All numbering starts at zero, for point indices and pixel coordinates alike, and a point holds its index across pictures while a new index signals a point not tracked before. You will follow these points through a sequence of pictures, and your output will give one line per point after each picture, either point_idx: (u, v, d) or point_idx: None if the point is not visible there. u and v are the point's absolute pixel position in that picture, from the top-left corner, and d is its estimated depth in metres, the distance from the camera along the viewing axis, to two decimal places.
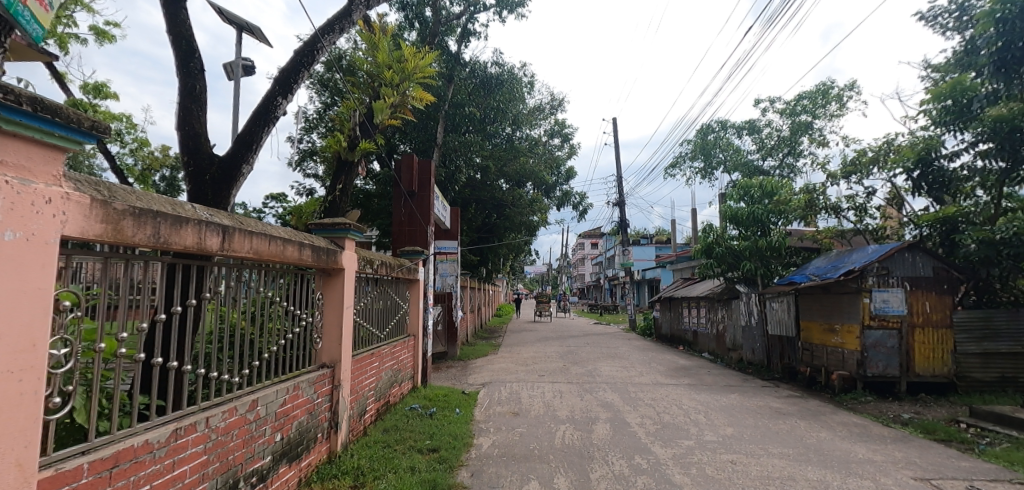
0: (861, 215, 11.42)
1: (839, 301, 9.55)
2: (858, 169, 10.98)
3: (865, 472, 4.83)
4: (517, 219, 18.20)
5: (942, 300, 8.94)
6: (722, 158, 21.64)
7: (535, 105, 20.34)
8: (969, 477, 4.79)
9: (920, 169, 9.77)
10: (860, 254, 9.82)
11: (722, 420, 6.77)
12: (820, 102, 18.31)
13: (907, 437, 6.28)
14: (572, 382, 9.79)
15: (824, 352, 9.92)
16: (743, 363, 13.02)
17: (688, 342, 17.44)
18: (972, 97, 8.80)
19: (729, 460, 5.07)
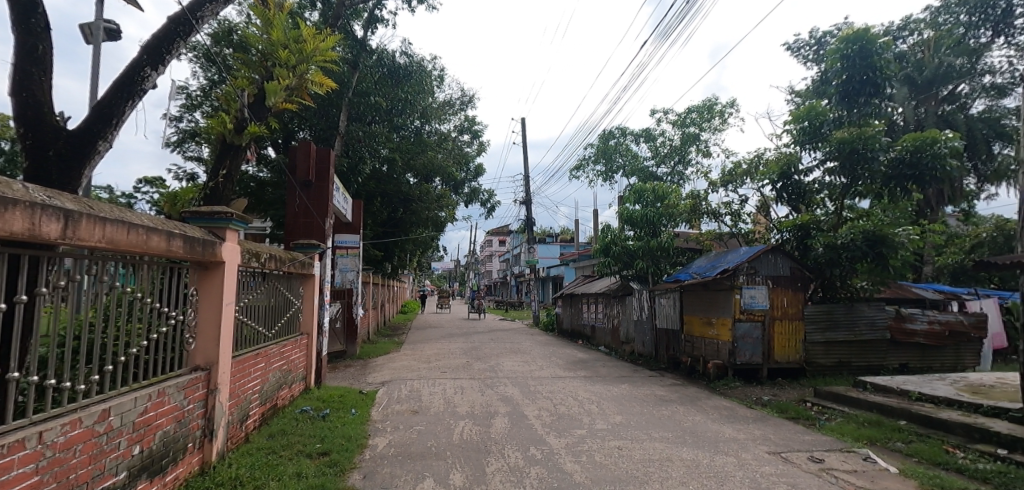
0: (736, 219, 12.76)
1: (716, 297, 10.59)
2: (733, 179, 12.26)
3: (729, 449, 5.41)
4: (424, 215, 17.87)
5: (797, 296, 10.26)
6: (621, 163, 22.92)
7: (444, 100, 20.17)
8: (811, 448, 5.55)
9: (782, 182, 11.15)
10: (734, 255, 10.97)
11: (612, 409, 7.21)
12: (706, 116, 20.15)
13: (765, 417, 7.14)
14: (475, 377, 9.86)
15: (702, 343, 10.96)
16: (634, 355, 14.02)
17: (586, 336, 18.38)
18: (823, 121, 10.42)
19: (616, 446, 5.41)
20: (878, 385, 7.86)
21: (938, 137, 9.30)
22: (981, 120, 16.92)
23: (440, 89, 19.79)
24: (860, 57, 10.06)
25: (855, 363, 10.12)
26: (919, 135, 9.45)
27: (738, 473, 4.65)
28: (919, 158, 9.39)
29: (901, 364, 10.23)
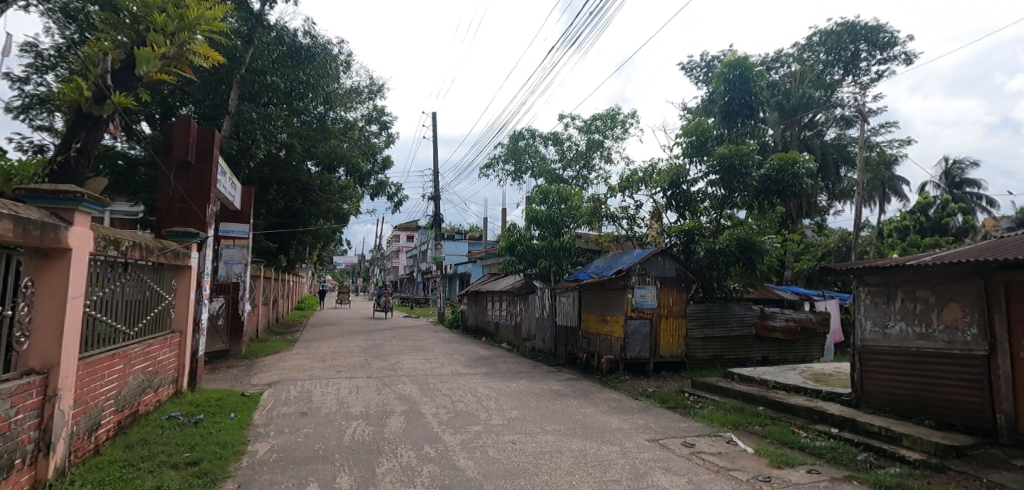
0: (632, 224, 13.61)
1: (610, 296, 11.22)
2: (630, 185, 13.06)
3: (615, 439, 5.75)
4: (325, 206, 16.93)
5: (681, 295, 11.16)
6: (530, 164, 23.43)
7: (351, 86, 19.27)
8: (685, 434, 6.08)
9: (671, 190, 12.11)
10: (628, 257, 11.71)
11: (509, 404, 7.36)
12: (609, 124, 21.26)
13: (648, 407, 7.71)
14: (372, 376, 9.53)
15: (597, 339, 11.57)
16: (535, 351, 14.44)
17: (490, 333, 18.59)
18: (707, 137, 11.40)
19: (510, 441, 5.51)
20: (743, 375, 8.82)
21: (797, 159, 10.55)
22: (833, 146, 19.67)
23: (347, 75, 18.87)
24: (739, 82, 11.29)
25: (727, 356, 11.29)
26: (782, 156, 10.65)
27: (621, 460, 4.96)
28: (783, 176, 10.66)
29: (763, 356, 11.60)
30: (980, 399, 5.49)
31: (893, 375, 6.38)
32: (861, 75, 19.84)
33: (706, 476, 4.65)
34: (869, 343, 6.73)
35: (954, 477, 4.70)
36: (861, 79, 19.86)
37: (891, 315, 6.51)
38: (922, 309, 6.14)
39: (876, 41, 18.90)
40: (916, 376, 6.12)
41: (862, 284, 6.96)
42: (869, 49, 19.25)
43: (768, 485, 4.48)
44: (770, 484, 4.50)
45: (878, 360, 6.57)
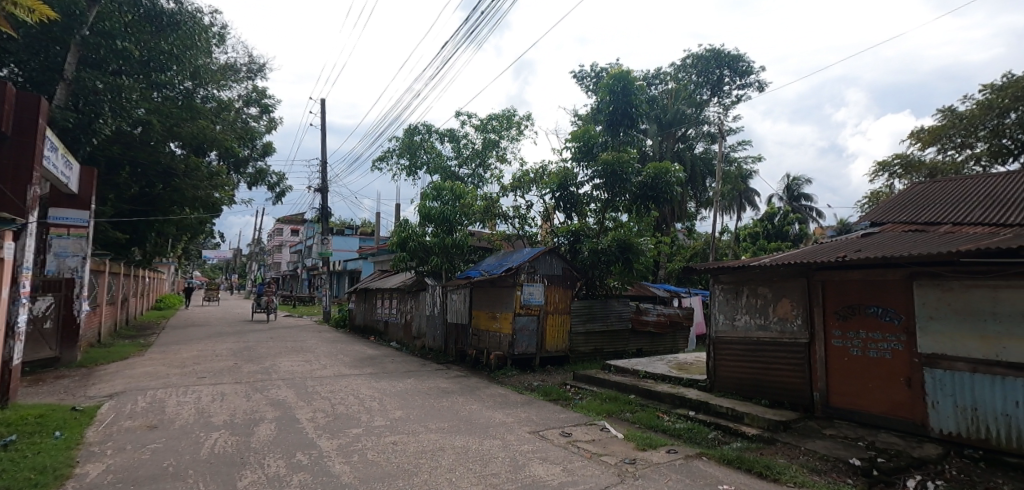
0: (523, 223, 13.99)
1: (500, 293, 11.41)
2: (522, 185, 13.40)
3: (497, 433, 5.87)
4: (190, 194, 14.89)
5: (566, 293, 11.73)
6: (425, 160, 23.02)
7: (226, 63, 17.44)
8: (563, 425, 6.40)
9: (559, 192, 12.66)
10: (518, 255, 12.00)
11: (393, 405, 7.16)
12: (505, 125, 21.63)
13: (531, 400, 7.98)
14: (242, 382, 8.71)
15: (486, 336, 11.73)
16: (425, 350, 14.24)
17: (379, 332, 17.97)
18: (594, 143, 12.08)
19: (391, 442, 5.36)
20: (618, 366, 9.49)
21: (669, 169, 11.55)
22: (700, 159, 21.93)
23: (220, 50, 17.02)
24: (622, 94, 12.30)
25: (606, 349, 12.08)
26: (657, 166, 11.56)
27: (502, 454, 5.07)
28: (657, 183, 11.66)
29: (638, 348, 12.60)
30: (802, 379, 6.50)
31: (738, 362, 7.28)
32: (724, 98, 22.42)
33: (580, 462, 4.93)
34: (721, 334, 7.61)
35: (781, 448, 5.50)
36: (724, 100, 22.42)
37: (739, 309, 7.41)
38: (762, 304, 7.09)
39: (735, 68, 21.48)
40: (756, 363, 7.05)
41: (716, 282, 7.81)
42: (731, 75, 21.84)
43: (632, 467, 4.87)
44: (635, 466, 4.89)
45: (727, 349, 7.46)
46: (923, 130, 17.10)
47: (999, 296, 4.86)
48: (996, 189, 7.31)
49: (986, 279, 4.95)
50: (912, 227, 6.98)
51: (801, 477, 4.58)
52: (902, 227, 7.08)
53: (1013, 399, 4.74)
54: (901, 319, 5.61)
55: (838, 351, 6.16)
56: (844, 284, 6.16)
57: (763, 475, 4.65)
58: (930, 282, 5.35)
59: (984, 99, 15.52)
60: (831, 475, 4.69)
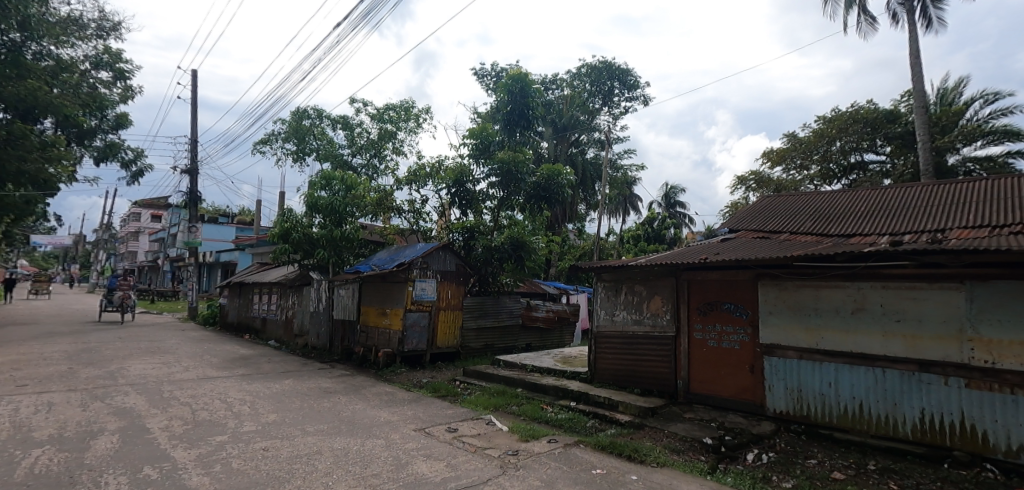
0: (418, 218, 13.72)
1: (391, 289, 11.08)
2: (417, 179, 13.14)
3: (381, 432, 5.70)
4: (13, 168, 12.27)
5: (459, 289, 11.72)
6: (314, 146, 21.59)
7: (69, 16, 14.88)
8: (450, 421, 6.40)
9: (455, 188, 12.61)
10: (411, 251, 11.73)
11: (266, 408, 6.63)
12: (402, 116, 21.02)
13: (419, 398, 7.87)
14: (77, 389, 7.49)
15: (375, 333, 11.33)
16: (307, 348, 13.39)
17: (255, 330, 16.53)
18: (490, 142, 12.20)
19: (261, 448, 4.96)
20: (507, 361, 9.72)
21: (561, 171, 12.07)
22: (591, 164, 23.17)
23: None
24: (519, 95, 12.58)
25: (497, 345, 12.32)
26: (550, 168, 12.07)
27: (384, 453, 4.94)
28: (550, 184, 12.12)
29: (527, 344, 13.01)
30: (669, 369, 7.17)
31: (616, 355, 7.83)
32: (614, 109, 23.97)
33: (464, 457, 4.96)
34: (602, 329, 8.12)
35: (649, 432, 6.02)
36: (614, 110, 24.01)
37: (618, 305, 7.96)
38: (637, 301, 7.69)
39: (625, 82, 23.58)
40: (631, 355, 7.64)
41: (599, 280, 8.30)
42: (621, 88, 23.80)
43: (515, 458, 5.01)
44: (517, 457, 5.05)
45: (607, 342, 7.98)
46: (773, 151, 19.74)
47: (820, 294, 5.79)
48: (823, 204, 8.67)
49: (812, 280, 5.85)
50: (761, 234, 8.02)
51: (662, 457, 5.05)
52: (753, 234, 8.11)
53: (826, 381, 5.70)
54: (748, 314, 6.42)
55: (699, 343, 6.88)
56: (705, 283, 6.89)
57: (631, 457, 5.06)
58: (771, 283, 6.20)
59: (818, 128, 18.31)
60: (688, 454, 5.24)
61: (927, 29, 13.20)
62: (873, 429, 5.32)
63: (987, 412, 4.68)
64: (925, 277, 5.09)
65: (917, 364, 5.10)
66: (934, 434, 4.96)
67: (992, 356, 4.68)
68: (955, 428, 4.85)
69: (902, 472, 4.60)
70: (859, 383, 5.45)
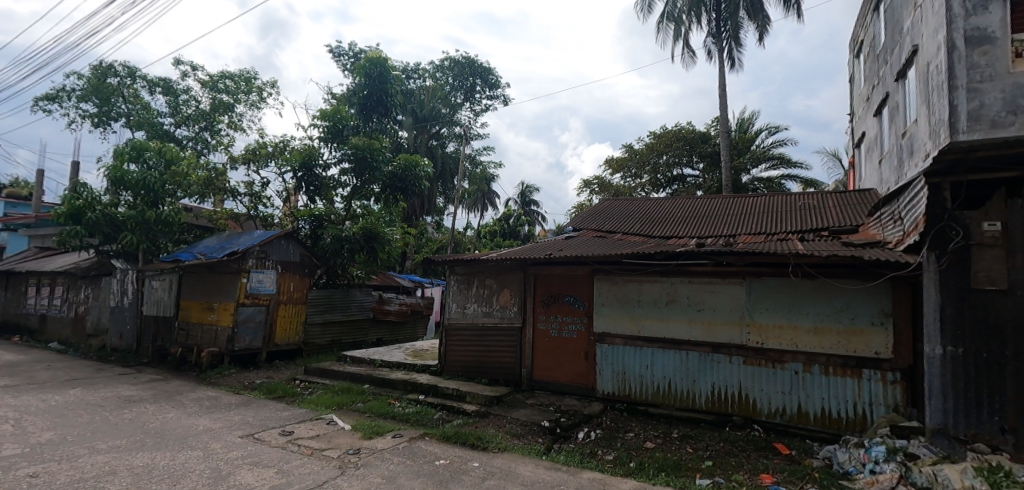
0: (256, 202, 12.34)
1: (219, 281, 9.79)
2: (257, 158, 11.81)
3: (198, 442, 5.03)
4: None
5: (303, 281, 10.86)
6: (123, 111, 18.08)
7: None
8: (285, 424, 5.90)
9: (302, 171, 11.59)
10: (246, 238, 10.52)
11: (39, 425, 5.39)
12: (241, 87, 18.65)
13: (249, 401, 7.11)
14: None
15: (198, 331, 9.94)
16: (105, 350, 11.22)
17: (30, 330, 13.33)
18: (344, 126, 11.48)
19: (28, 475, 4.03)
20: (355, 357, 9.26)
21: (418, 162, 11.84)
22: (450, 157, 23.20)
23: None
24: (378, 80, 12.02)
25: (344, 340, 11.70)
26: (407, 158, 11.75)
27: (200, 466, 4.36)
28: (406, 175, 11.81)
29: (377, 338, 12.57)
30: (514, 358, 7.54)
31: (465, 346, 7.97)
32: (475, 105, 24.36)
33: (297, 461, 4.62)
34: (453, 321, 8.18)
35: (493, 419, 6.26)
36: (475, 107, 24.35)
37: (469, 298, 8.10)
38: (487, 293, 7.93)
39: (487, 81, 24.11)
40: (480, 346, 7.85)
41: (452, 273, 8.35)
42: (482, 86, 24.27)
43: (355, 457, 4.82)
44: (358, 455, 4.85)
45: (457, 334, 8.08)
46: (613, 159, 21.92)
47: (642, 288, 6.59)
48: (650, 209, 9.88)
49: (636, 276, 6.64)
50: (599, 234, 8.84)
51: (504, 442, 5.29)
52: (592, 233, 8.90)
53: (644, 363, 6.52)
54: (585, 305, 7.05)
55: (542, 333, 7.35)
56: (550, 277, 7.38)
57: (475, 445, 5.21)
58: (604, 277, 6.87)
59: (650, 142, 20.83)
60: (527, 437, 5.58)
61: (732, 68, 15.81)
62: (678, 403, 6.24)
63: (757, 382, 5.81)
64: (719, 274, 6.11)
65: (711, 346, 6.10)
66: (721, 404, 5.99)
67: (761, 338, 5.80)
68: (735, 397, 5.91)
69: (696, 438, 5.47)
70: (669, 365, 6.35)
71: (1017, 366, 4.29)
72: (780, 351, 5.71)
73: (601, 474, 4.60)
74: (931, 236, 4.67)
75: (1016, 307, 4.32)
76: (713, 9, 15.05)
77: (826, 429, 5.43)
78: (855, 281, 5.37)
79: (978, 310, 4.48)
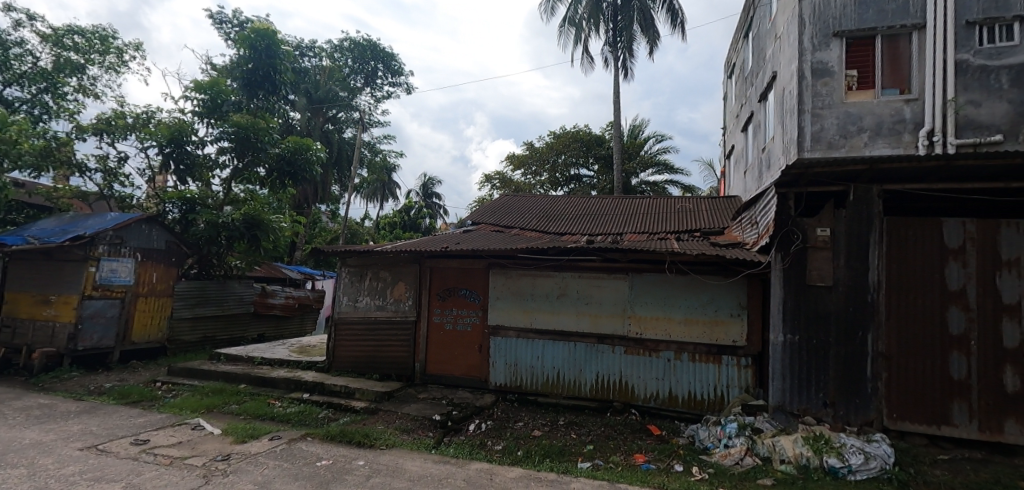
0: (111, 180, 10.73)
1: (59, 270, 8.37)
2: (113, 130, 10.24)
3: (21, 459, 4.27)
4: None
5: (168, 271, 9.68)
6: None
7: None
8: (139, 432, 5.22)
9: (170, 148, 10.26)
10: (97, 220, 9.12)
11: None
12: (97, 47, 13.71)
13: (94, 407, 6.19)
14: None
15: (29, 328, 8.42)
16: None
17: None
18: (224, 100, 10.39)
19: None
20: (230, 355, 8.44)
21: (310, 146, 11.02)
22: (348, 143, 22.01)
23: None
24: (265, 53, 11.01)
25: (218, 337, 10.62)
26: (297, 140, 10.83)
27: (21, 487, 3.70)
28: (296, 158, 10.90)
29: (259, 334, 11.60)
30: (407, 353, 7.39)
31: (356, 341, 7.64)
32: (376, 91, 23.42)
33: (152, 473, 4.11)
34: (343, 315, 7.79)
35: (382, 416, 6.09)
36: (376, 93, 23.40)
37: (361, 291, 7.77)
38: (381, 286, 7.67)
39: (390, 67, 23.32)
40: (372, 341, 7.58)
41: (344, 264, 7.94)
42: (384, 71, 23.42)
43: (224, 463, 4.41)
44: (227, 462, 4.44)
45: (347, 329, 7.72)
46: (515, 156, 22.35)
47: (536, 282, 6.80)
48: (547, 207, 10.21)
49: (530, 270, 6.83)
50: (497, 228, 8.95)
51: (392, 438, 5.17)
52: (490, 228, 8.99)
53: (536, 355, 6.74)
54: (480, 299, 7.11)
55: (437, 326, 7.29)
56: (446, 271, 7.33)
57: (361, 443, 5.02)
58: (499, 271, 6.98)
59: (550, 142, 21.59)
60: (417, 432, 5.51)
61: (625, 77, 16.83)
62: (565, 392, 6.55)
63: (635, 370, 6.29)
64: (605, 269, 6.50)
65: (596, 337, 6.48)
66: (603, 391, 6.39)
67: (640, 329, 6.28)
68: (616, 385, 6.35)
69: (580, 424, 5.78)
70: (558, 355, 6.63)
71: (839, 350, 5.09)
72: (656, 341, 6.23)
73: (489, 464, 4.68)
74: (779, 238, 5.37)
75: (840, 300, 5.12)
76: (610, 20, 15.92)
77: (691, 410, 6.04)
78: (719, 278, 6.01)
79: (811, 303, 5.24)
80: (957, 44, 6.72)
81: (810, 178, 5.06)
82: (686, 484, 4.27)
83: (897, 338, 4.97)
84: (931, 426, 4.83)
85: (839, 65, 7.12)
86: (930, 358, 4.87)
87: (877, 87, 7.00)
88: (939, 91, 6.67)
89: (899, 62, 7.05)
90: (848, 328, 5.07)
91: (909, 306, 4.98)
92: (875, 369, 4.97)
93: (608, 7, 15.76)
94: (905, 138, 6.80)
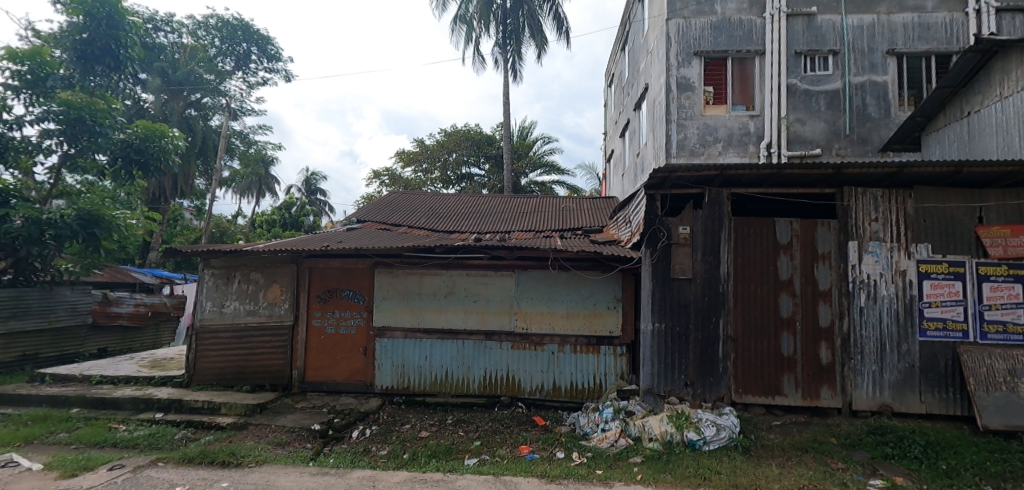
0: None
1: None
2: None
3: None
4: None
5: None
6: None
7: None
8: None
9: None
10: None
11: None
12: None
13: None
14: None
15: None
16: None
17: None
18: (48, 74, 8.82)
19: None
20: (58, 375, 7.12)
21: (165, 132, 9.57)
22: (215, 131, 19.67)
23: None
24: (104, 23, 9.33)
25: (43, 355, 8.91)
26: (148, 125, 9.40)
27: None
28: (146, 146, 9.38)
29: (99, 349, 9.96)
30: (283, 361, 6.84)
31: (222, 350, 6.91)
32: (250, 76, 21.39)
33: None
34: (206, 323, 6.99)
35: (253, 431, 5.57)
36: (249, 78, 21.37)
37: (228, 295, 7.02)
38: (252, 290, 6.99)
39: (265, 51, 21.48)
40: (241, 349, 6.91)
41: (207, 266, 7.10)
42: (258, 55, 21.45)
43: None
44: None
45: (210, 338, 6.93)
46: (405, 152, 21.77)
47: (423, 281, 6.69)
48: (436, 205, 10.08)
49: (417, 269, 6.70)
50: (383, 226, 8.66)
51: (263, 454, 4.75)
52: (376, 226, 8.66)
53: (424, 354, 6.64)
54: (364, 300, 6.81)
55: (317, 330, 6.85)
56: (326, 271, 6.91)
57: (226, 463, 4.55)
58: (385, 271, 6.74)
59: (441, 139, 21.46)
60: (293, 445, 5.13)
61: (513, 80, 17.12)
62: (453, 390, 6.54)
63: (523, 364, 6.46)
64: (492, 267, 6.60)
65: (484, 334, 6.56)
66: (491, 387, 6.48)
67: (526, 324, 6.47)
68: (503, 380, 6.48)
69: (468, 421, 5.81)
70: (446, 354, 6.59)
71: (697, 335, 5.70)
72: (541, 335, 6.47)
73: (372, 471, 4.51)
74: (647, 236, 5.88)
75: (697, 291, 5.74)
76: (500, 21, 16.11)
77: (573, 399, 6.37)
78: (597, 273, 6.41)
79: (675, 294, 5.81)
80: (789, 70, 8.38)
81: (672, 182, 5.58)
82: (567, 469, 4.49)
83: (742, 323, 5.68)
84: (767, 396, 5.60)
85: (698, 81, 8.47)
86: (767, 338, 5.64)
87: (729, 102, 8.44)
88: (776, 109, 8.26)
89: (746, 83, 8.52)
90: (703, 315, 5.70)
91: (751, 294, 5.71)
92: (725, 350, 5.65)
93: (498, 9, 15.92)
94: (750, 148, 8.34)
